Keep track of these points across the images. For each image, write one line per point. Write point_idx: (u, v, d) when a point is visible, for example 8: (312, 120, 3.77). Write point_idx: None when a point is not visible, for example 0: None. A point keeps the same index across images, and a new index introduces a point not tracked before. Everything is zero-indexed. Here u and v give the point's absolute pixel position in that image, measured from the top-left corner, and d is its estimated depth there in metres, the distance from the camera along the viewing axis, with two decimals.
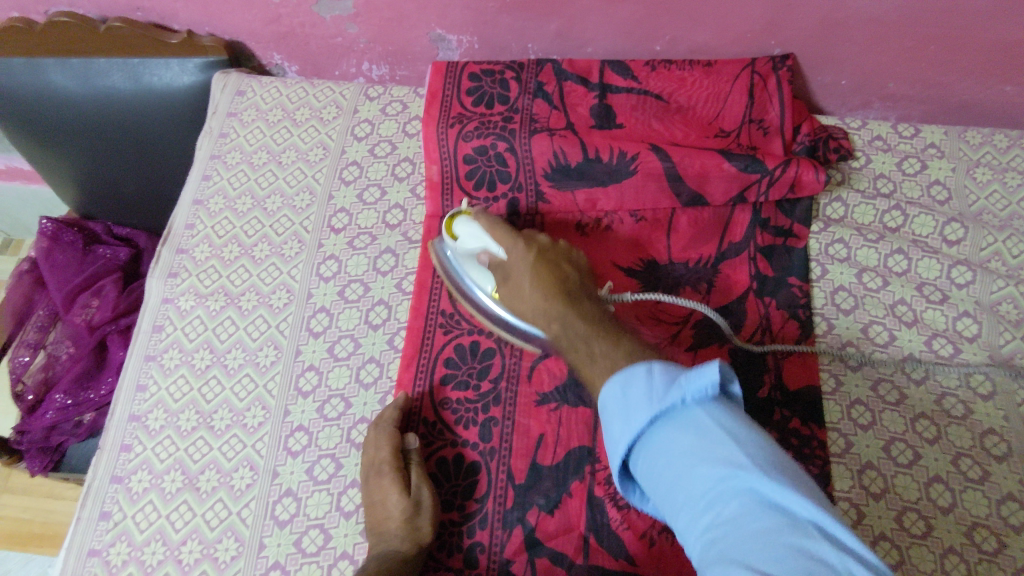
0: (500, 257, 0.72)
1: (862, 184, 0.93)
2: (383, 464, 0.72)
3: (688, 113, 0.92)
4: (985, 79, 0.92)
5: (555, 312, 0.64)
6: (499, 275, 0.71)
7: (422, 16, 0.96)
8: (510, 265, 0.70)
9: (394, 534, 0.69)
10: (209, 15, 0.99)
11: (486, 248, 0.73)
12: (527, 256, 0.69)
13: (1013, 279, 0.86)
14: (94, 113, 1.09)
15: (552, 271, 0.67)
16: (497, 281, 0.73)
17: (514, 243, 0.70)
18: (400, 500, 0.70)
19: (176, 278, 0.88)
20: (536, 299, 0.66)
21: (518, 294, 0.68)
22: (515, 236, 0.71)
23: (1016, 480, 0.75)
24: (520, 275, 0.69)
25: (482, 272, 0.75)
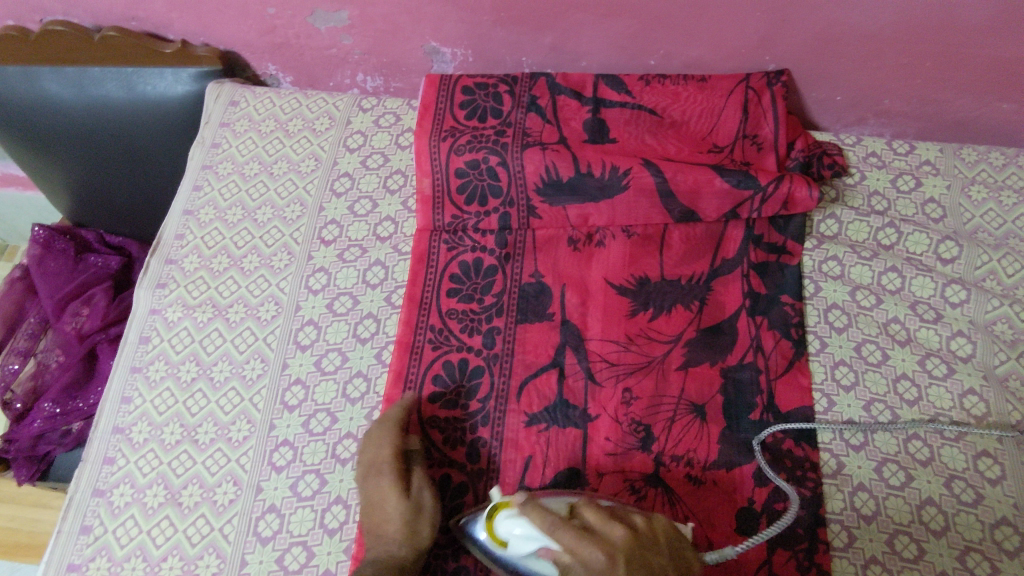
0: (562, 560, 0.61)
1: (856, 201, 0.92)
2: (382, 466, 0.72)
3: (681, 128, 0.92)
4: (980, 97, 0.91)
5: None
6: (563, 564, 0.61)
7: (416, 28, 0.95)
8: (585, 564, 0.60)
9: (391, 537, 0.68)
10: (205, 26, 1.00)
11: (549, 544, 0.62)
12: (612, 565, 0.59)
13: (1007, 299, 0.85)
14: (90, 121, 1.08)
15: (648, 573, 0.60)
16: (562, 536, 0.61)
17: (591, 544, 0.60)
18: (400, 502, 0.70)
19: (164, 289, 0.88)
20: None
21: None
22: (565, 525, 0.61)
23: (1009, 504, 0.74)
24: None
25: (534, 542, 0.64)
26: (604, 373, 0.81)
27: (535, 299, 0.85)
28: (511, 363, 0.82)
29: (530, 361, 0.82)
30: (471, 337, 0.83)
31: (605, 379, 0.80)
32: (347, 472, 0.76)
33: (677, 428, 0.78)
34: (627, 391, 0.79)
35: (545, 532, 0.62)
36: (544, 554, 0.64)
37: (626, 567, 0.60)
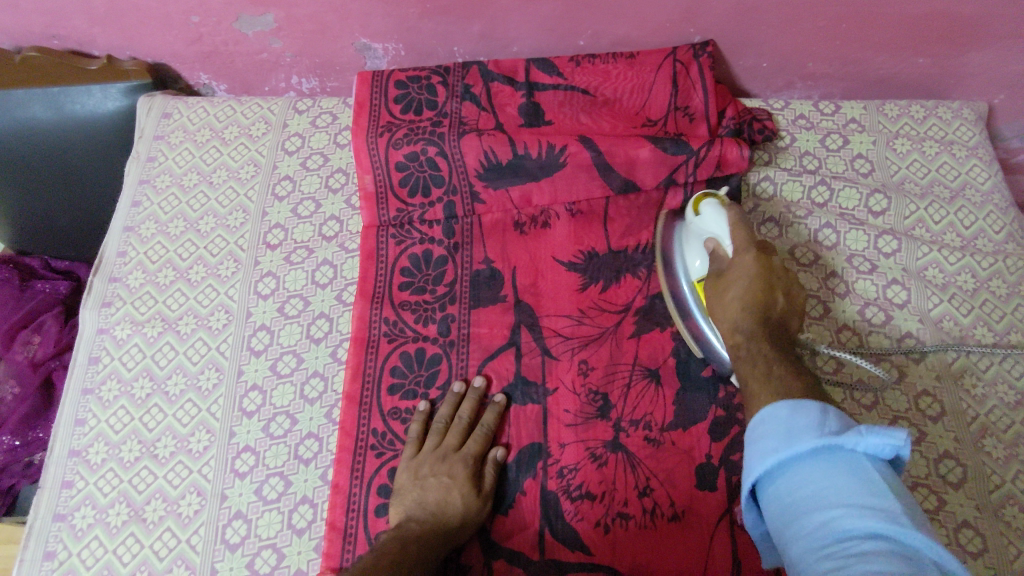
0: (724, 252, 0.74)
1: (788, 163, 0.96)
2: (465, 458, 0.75)
3: (614, 105, 0.94)
4: (898, 53, 0.95)
5: (744, 337, 0.68)
6: (714, 269, 0.74)
7: (345, 27, 0.95)
8: (733, 266, 0.71)
9: (448, 525, 0.70)
10: (128, 40, 0.99)
11: (725, 235, 0.74)
12: (746, 245, 0.71)
13: (936, 244, 0.89)
14: (22, 149, 1.05)
15: (765, 294, 0.68)
16: (737, 235, 0.72)
17: (746, 246, 0.71)
18: (466, 496, 0.72)
19: (110, 308, 0.87)
20: (745, 249, 0.71)
21: (723, 308, 0.71)
22: (751, 245, 0.71)
23: (951, 438, 0.78)
24: (738, 247, 0.72)
25: (714, 229, 0.75)
26: (559, 348, 0.82)
27: (486, 283, 0.86)
28: (467, 348, 0.83)
29: (485, 344, 0.83)
30: (425, 326, 0.84)
31: (560, 354, 0.82)
32: (311, 471, 0.77)
33: (634, 394, 0.79)
34: (584, 362, 0.81)
35: (729, 226, 0.74)
36: (711, 243, 0.75)
37: (757, 289, 0.69)
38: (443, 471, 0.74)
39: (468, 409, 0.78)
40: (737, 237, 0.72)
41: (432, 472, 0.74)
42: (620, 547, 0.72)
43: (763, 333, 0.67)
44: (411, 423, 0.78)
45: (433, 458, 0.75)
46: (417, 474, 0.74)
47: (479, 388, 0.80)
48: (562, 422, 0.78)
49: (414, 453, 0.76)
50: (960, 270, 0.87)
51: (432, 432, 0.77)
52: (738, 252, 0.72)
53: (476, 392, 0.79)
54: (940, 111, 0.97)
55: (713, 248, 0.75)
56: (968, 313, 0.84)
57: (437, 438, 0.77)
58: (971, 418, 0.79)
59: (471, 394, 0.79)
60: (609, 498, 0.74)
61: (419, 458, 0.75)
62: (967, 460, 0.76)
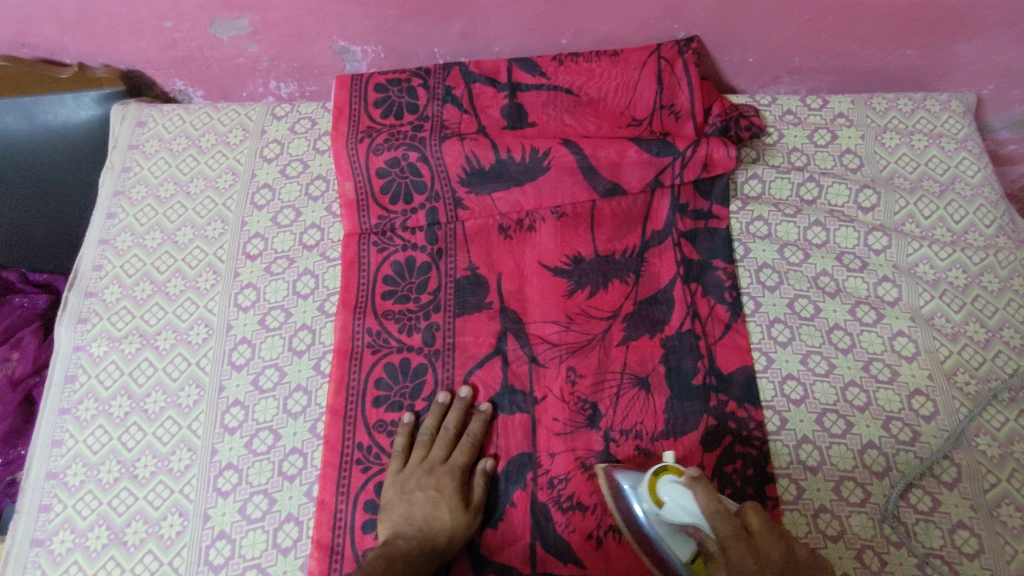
0: (701, 531, 0.61)
1: (776, 159, 0.94)
2: (452, 470, 0.73)
3: (599, 105, 0.92)
4: (885, 45, 0.93)
5: (729, 538, 0.59)
6: (706, 558, 0.61)
7: (322, 29, 0.93)
8: (711, 531, 0.61)
9: (435, 541, 0.69)
10: (101, 47, 0.97)
11: (703, 523, 0.61)
12: (748, 537, 0.58)
13: (927, 240, 0.87)
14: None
15: (790, 575, 0.57)
16: (716, 522, 0.58)
17: (720, 515, 0.58)
18: (454, 511, 0.70)
19: (86, 324, 0.84)
20: (762, 559, 0.57)
21: (717, 569, 0.59)
22: (721, 505, 0.59)
23: (945, 437, 0.76)
24: (729, 568, 0.59)
25: (689, 516, 0.62)
26: (547, 355, 0.81)
27: (471, 290, 0.85)
28: (453, 357, 0.81)
29: (471, 353, 0.81)
30: (410, 336, 0.82)
31: (548, 361, 0.80)
32: (296, 488, 0.75)
33: (624, 401, 0.78)
34: (572, 370, 0.80)
35: (698, 511, 0.61)
36: (694, 529, 0.62)
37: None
38: (430, 484, 0.72)
39: (454, 419, 0.77)
40: (740, 536, 0.60)
41: (419, 486, 0.72)
42: (613, 559, 0.71)
43: (753, 518, 0.60)
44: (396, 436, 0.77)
45: (420, 472, 0.73)
46: (403, 489, 0.72)
47: (466, 397, 0.78)
48: (551, 431, 0.77)
49: (400, 466, 0.74)
50: (952, 266, 0.86)
51: (418, 444, 0.76)
52: (739, 557, 0.60)
53: (462, 401, 0.78)
54: (929, 103, 0.96)
55: (696, 538, 0.62)
56: (960, 309, 0.83)
57: (423, 450, 0.75)
58: (966, 416, 0.77)
59: (457, 404, 0.78)
60: (600, 510, 0.73)
61: (405, 473, 0.74)
62: (961, 459, 0.75)
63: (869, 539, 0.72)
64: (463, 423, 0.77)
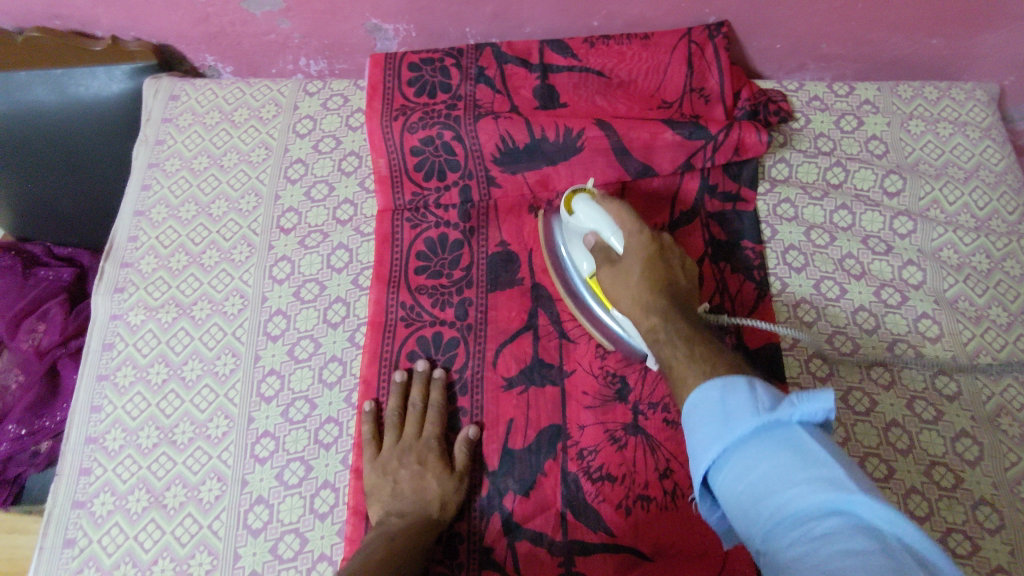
0: (613, 246, 0.73)
1: (803, 144, 0.95)
2: (428, 442, 0.75)
3: (630, 87, 0.93)
4: (911, 34, 0.95)
5: (652, 316, 0.67)
6: (602, 256, 0.73)
7: (355, 6, 0.94)
8: (624, 254, 0.72)
9: (430, 509, 0.71)
10: (134, 20, 0.97)
11: (607, 226, 0.74)
12: (637, 274, 0.70)
13: (951, 225, 0.89)
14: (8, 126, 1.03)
15: (661, 264, 0.71)
16: (623, 221, 0.73)
17: (637, 228, 0.73)
18: (441, 478, 0.73)
19: (123, 293, 0.86)
20: (636, 283, 0.69)
21: (621, 279, 0.71)
22: (637, 226, 0.73)
23: (968, 417, 0.78)
24: (628, 272, 0.71)
25: (590, 225, 0.75)
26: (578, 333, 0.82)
27: (503, 267, 0.86)
28: (485, 331, 0.82)
29: (503, 328, 0.82)
30: (443, 310, 0.83)
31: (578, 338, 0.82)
32: (332, 456, 0.76)
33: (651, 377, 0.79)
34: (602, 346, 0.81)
35: (606, 216, 0.74)
36: (592, 239, 0.75)
37: (649, 267, 0.70)
38: (411, 460, 0.74)
39: (419, 394, 0.78)
40: (626, 279, 0.70)
41: (402, 464, 0.73)
42: (642, 528, 0.72)
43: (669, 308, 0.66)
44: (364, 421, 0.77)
45: (397, 452, 0.74)
46: (384, 472, 0.73)
47: (423, 370, 0.79)
48: (580, 404, 0.78)
49: (375, 453, 0.75)
50: (975, 251, 0.87)
51: (387, 426, 0.76)
52: (626, 273, 0.71)
53: (421, 375, 0.79)
54: (954, 92, 0.97)
55: (595, 238, 0.75)
56: (983, 293, 0.85)
57: (394, 431, 0.76)
58: (987, 396, 0.79)
59: (416, 379, 0.79)
60: (630, 482, 0.74)
61: (380, 455, 0.74)
62: (983, 438, 0.77)
63: (893, 513, 0.74)
64: (426, 395, 0.78)
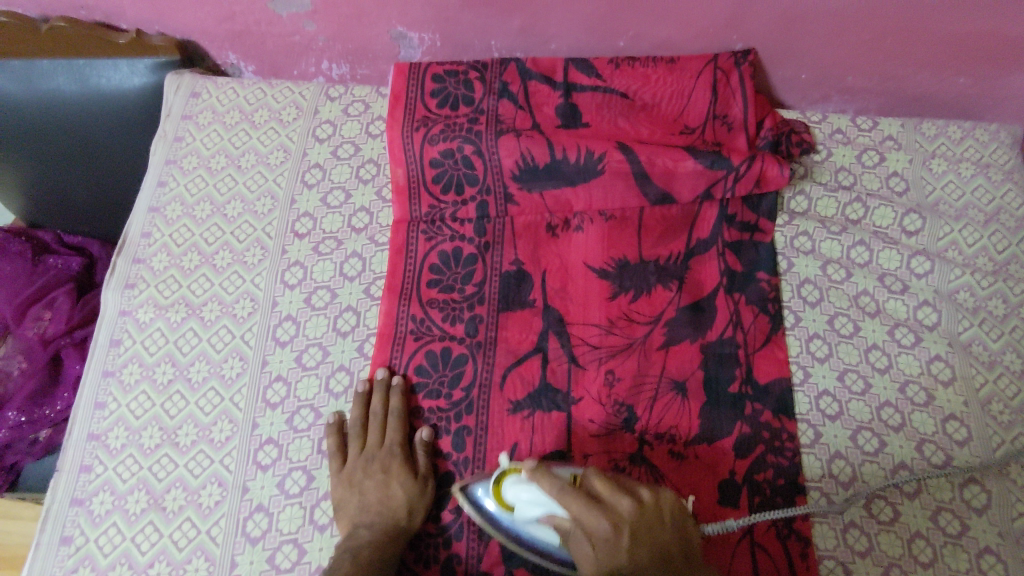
0: (570, 526, 0.63)
1: (824, 177, 0.95)
2: (390, 450, 0.75)
3: (652, 110, 0.92)
4: (937, 71, 0.94)
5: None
6: (570, 537, 0.64)
7: (382, 13, 0.94)
8: (591, 532, 0.62)
9: (395, 517, 0.71)
10: (159, 14, 0.96)
11: (554, 509, 0.64)
12: (617, 536, 0.61)
13: (969, 268, 0.88)
14: (28, 113, 1.04)
15: (653, 540, 0.63)
16: (572, 502, 0.62)
17: (592, 514, 0.61)
18: (405, 485, 0.73)
19: (133, 290, 0.85)
20: (639, 566, 0.61)
21: (611, 575, 0.61)
22: (569, 491, 0.63)
23: (978, 464, 0.77)
24: (612, 555, 0.61)
25: (537, 506, 0.65)
26: (587, 356, 0.82)
27: (516, 285, 0.85)
28: (495, 349, 0.82)
29: (512, 347, 0.82)
30: (453, 325, 0.82)
31: (588, 361, 0.81)
32: None
33: (659, 407, 0.79)
34: (610, 372, 0.80)
35: (548, 496, 0.64)
36: (547, 521, 0.65)
37: (642, 546, 0.62)
38: (375, 470, 0.74)
39: (379, 403, 0.77)
40: (623, 565, 0.61)
41: (366, 475, 0.74)
42: None
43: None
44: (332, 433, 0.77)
45: (361, 464, 0.74)
46: (351, 482, 0.73)
47: (383, 379, 0.78)
48: (585, 430, 0.78)
49: (340, 465, 0.75)
50: (992, 295, 0.86)
51: (350, 437, 0.76)
52: (611, 560, 0.61)
53: (381, 384, 0.78)
54: (978, 133, 0.97)
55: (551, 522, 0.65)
56: (998, 338, 0.84)
57: (358, 442, 0.76)
58: (997, 444, 0.78)
59: (377, 387, 0.78)
60: None
61: (348, 465, 0.75)
62: (992, 486, 0.76)
63: (897, 557, 0.73)
64: (388, 402, 0.78)
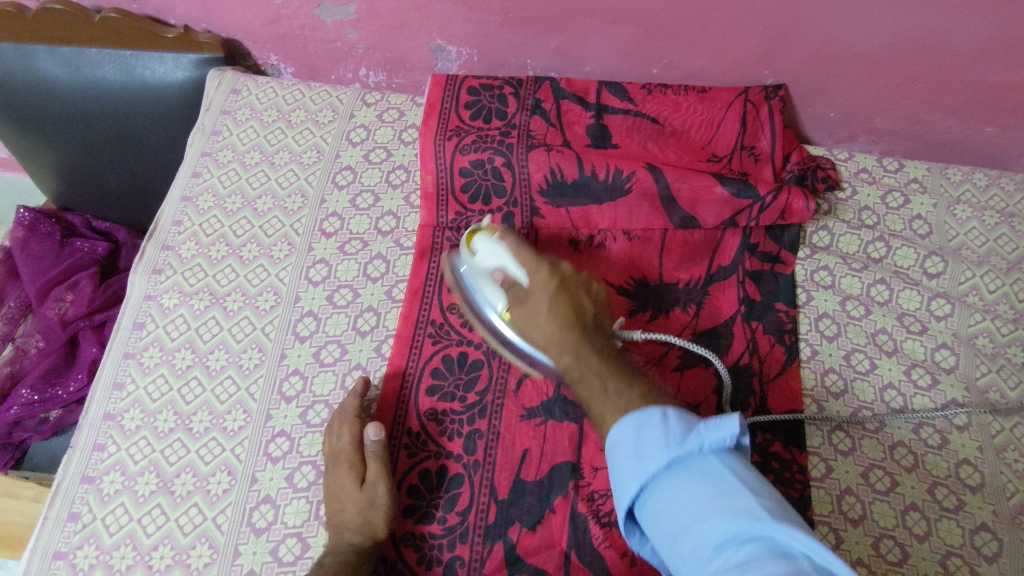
0: (518, 280, 0.68)
1: (847, 215, 0.95)
2: (343, 452, 0.73)
3: (682, 137, 0.94)
4: (966, 119, 0.95)
5: (559, 336, 0.62)
6: (512, 294, 0.68)
7: (424, 25, 0.96)
8: (529, 287, 0.67)
9: (348, 528, 0.69)
10: (208, 12, 0.99)
11: (506, 260, 0.70)
12: (540, 272, 0.66)
13: (989, 313, 0.88)
14: (72, 96, 1.06)
15: (571, 303, 0.64)
16: (520, 253, 0.69)
17: (538, 263, 0.67)
18: (357, 488, 0.71)
19: (161, 275, 0.87)
20: (545, 306, 0.64)
21: (529, 320, 0.66)
22: (533, 258, 0.68)
23: (990, 511, 0.76)
24: (538, 298, 0.65)
25: (491, 260, 0.71)
26: None
27: None
28: None
29: None
30: (470, 332, 0.83)
31: None
32: None
33: None
34: None
35: (502, 249, 0.71)
36: (496, 272, 0.71)
37: (562, 302, 0.64)
38: (335, 475, 0.72)
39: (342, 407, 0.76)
40: (538, 307, 0.65)
41: (331, 481, 0.73)
42: None
43: (576, 333, 0.62)
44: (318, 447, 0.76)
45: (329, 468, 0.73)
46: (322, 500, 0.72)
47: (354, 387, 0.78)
48: (596, 446, 0.77)
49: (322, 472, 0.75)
50: (1011, 342, 0.86)
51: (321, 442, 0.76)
52: (537, 307, 0.65)
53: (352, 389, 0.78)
54: (1004, 181, 0.97)
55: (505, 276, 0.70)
56: (1016, 386, 0.83)
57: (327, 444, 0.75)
58: (1012, 492, 0.77)
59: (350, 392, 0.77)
60: None
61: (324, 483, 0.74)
62: (1005, 535, 0.75)
63: None
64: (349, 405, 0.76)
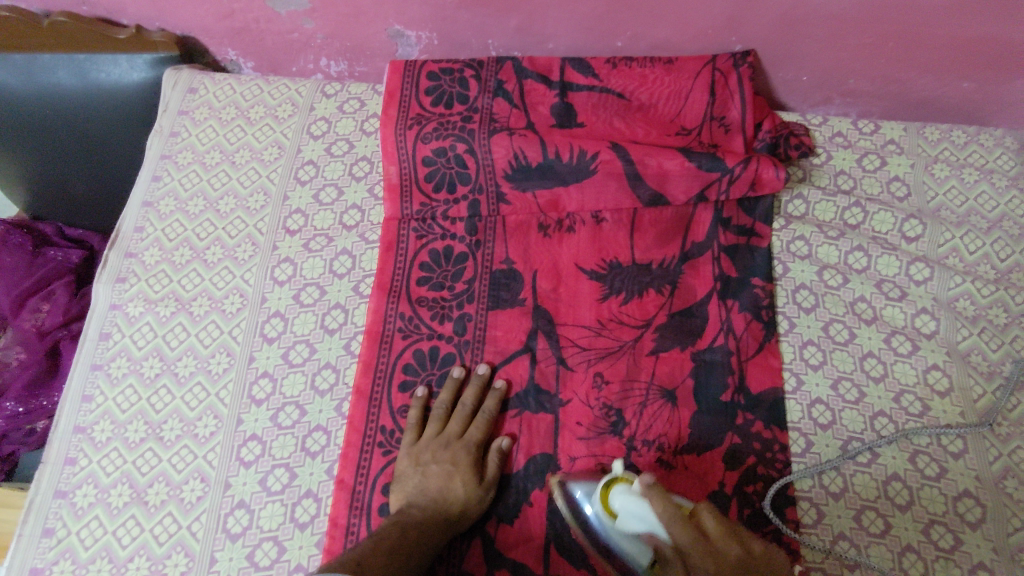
0: (664, 545, 0.58)
1: (822, 181, 0.93)
2: (467, 445, 0.74)
3: (649, 111, 0.91)
4: (943, 75, 0.92)
5: (708, 564, 0.54)
6: (661, 561, 0.60)
7: (380, 11, 0.93)
8: (679, 558, 0.56)
9: (439, 513, 0.69)
10: (159, 10, 0.96)
11: (661, 531, 0.59)
12: (716, 575, 0.53)
13: (970, 275, 0.86)
14: (30, 105, 1.05)
15: None
16: (665, 512, 0.57)
17: (692, 538, 0.55)
18: (467, 483, 0.72)
19: (124, 284, 0.86)
20: None
21: None
22: (683, 522, 0.56)
23: (973, 477, 0.75)
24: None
25: (640, 524, 0.61)
26: (576, 358, 0.81)
27: (507, 285, 0.85)
28: (483, 348, 0.81)
29: (501, 348, 0.81)
30: (441, 324, 0.82)
31: (577, 363, 0.80)
32: (317, 465, 0.75)
33: (649, 411, 0.78)
34: (600, 375, 0.79)
35: (653, 521, 0.59)
36: (645, 537, 0.61)
37: None
38: (444, 457, 0.73)
39: (472, 396, 0.78)
40: (690, 575, 0.54)
41: (433, 458, 0.73)
42: None
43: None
44: (345, 439, 0.76)
45: (435, 445, 0.75)
46: (415, 464, 0.73)
47: (482, 374, 0.79)
48: (573, 434, 0.77)
49: (414, 440, 0.75)
50: (993, 304, 0.84)
51: (433, 418, 0.77)
52: None
53: (479, 379, 0.79)
54: (983, 138, 0.94)
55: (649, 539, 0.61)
56: (998, 348, 0.82)
57: (437, 424, 0.76)
58: (995, 456, 0.76)
59: (476, 383, 0.78)
60: None
61: (416, 454, 0.74)
62: (987, 499, 0.74)
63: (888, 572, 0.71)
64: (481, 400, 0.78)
